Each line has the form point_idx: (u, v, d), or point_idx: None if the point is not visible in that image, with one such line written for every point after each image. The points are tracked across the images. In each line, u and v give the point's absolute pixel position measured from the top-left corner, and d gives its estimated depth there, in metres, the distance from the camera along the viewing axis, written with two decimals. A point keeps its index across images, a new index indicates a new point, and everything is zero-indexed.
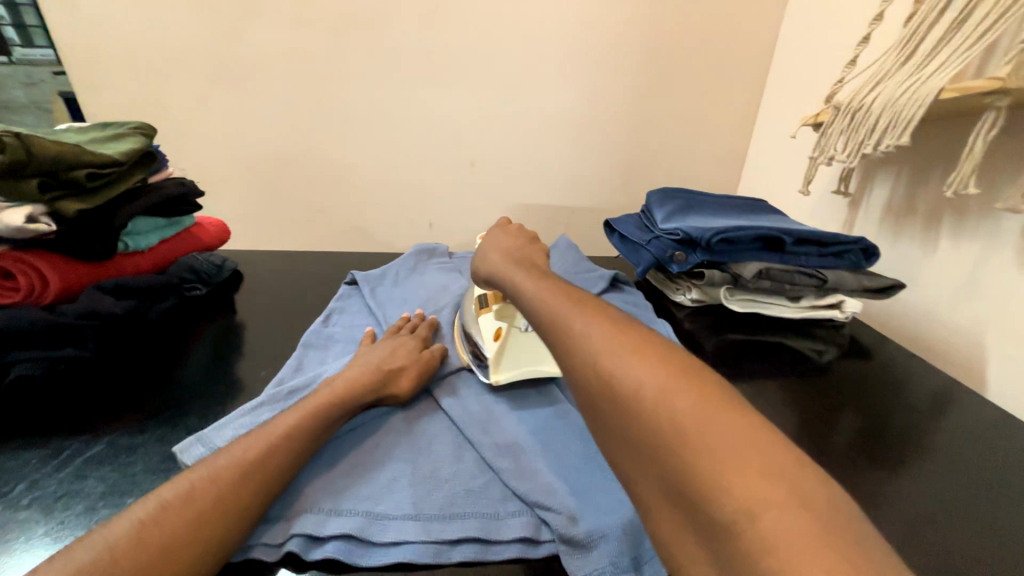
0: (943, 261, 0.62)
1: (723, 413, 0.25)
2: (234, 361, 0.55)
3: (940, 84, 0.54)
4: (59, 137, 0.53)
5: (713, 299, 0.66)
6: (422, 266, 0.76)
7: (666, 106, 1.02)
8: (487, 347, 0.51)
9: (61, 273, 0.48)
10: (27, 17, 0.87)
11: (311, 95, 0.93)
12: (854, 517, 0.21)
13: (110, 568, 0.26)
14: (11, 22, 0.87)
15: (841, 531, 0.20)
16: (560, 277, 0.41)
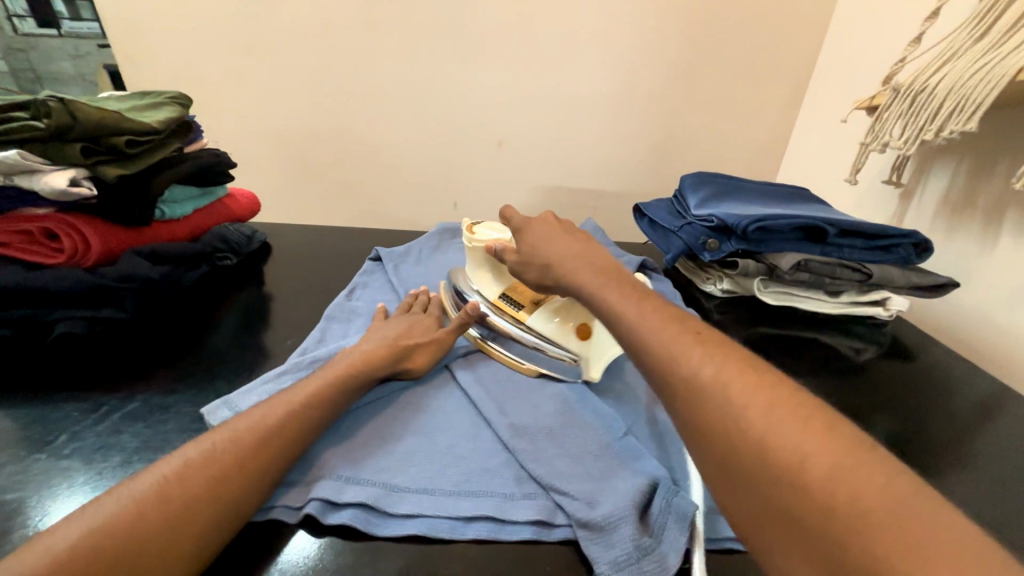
0: (1003, 259, 0.58)
1: (800, 422, 0.25)
2: (262, 330, 0.56)
3: (1020, 63, 0.48)
4: (100, 104, 0.54)
5: (745, 290, 0.63)
6: (445, 245, 0.76)
7: (705, 87, 0.97)
8: (569, 345, 0.47)
9: (102, 236, 0.49)
10: None
11: (341, 69, 0.93)
12: (948, 519, 0.21)
13: (138, 518, 0.27)
14: None
15: (943, 537, 0.20)
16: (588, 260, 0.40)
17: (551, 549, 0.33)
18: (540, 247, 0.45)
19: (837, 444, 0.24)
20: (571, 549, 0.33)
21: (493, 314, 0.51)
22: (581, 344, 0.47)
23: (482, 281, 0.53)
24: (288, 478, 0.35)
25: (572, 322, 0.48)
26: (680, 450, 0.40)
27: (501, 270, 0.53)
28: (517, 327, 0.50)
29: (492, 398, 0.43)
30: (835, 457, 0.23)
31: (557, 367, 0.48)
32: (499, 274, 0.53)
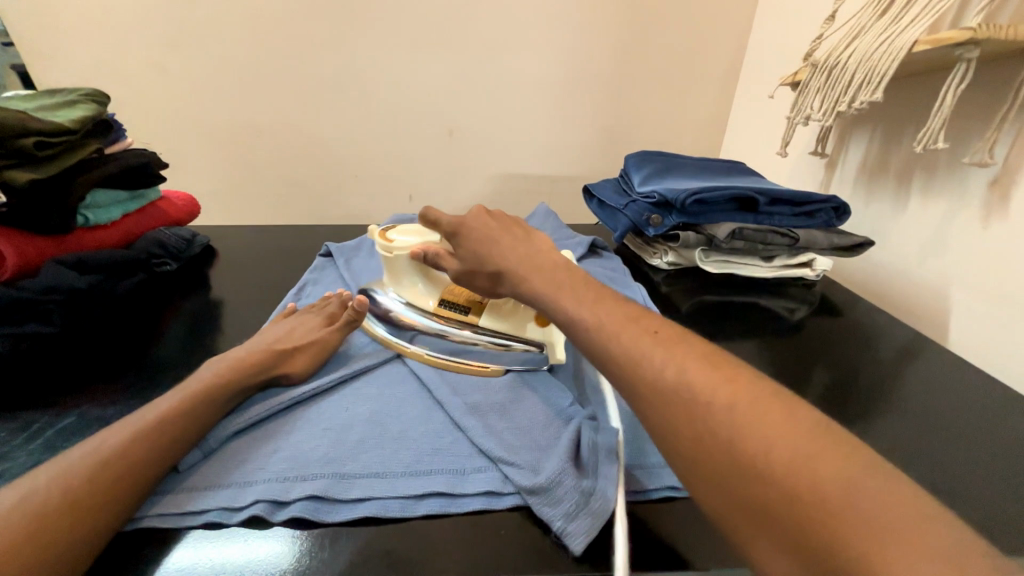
0: (912, 218, 0.64)
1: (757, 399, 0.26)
2: (210, 334, 0.54)
3: (916, 35, 0.53)
4: (3, 104, 0.50)
5: (688, 261, 0.67)
6: None
7: (647, 68, 0.99)
8: (534, 333, 0.48)
9: (18, 247, 0.46)
10: None
11: (277, 60, 0.89)
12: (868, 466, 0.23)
13: (46, 499, 0.28)
14: None
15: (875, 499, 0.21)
16: (533, 252, 0.42)
17: (503, 516, 0.34)
18: (475, 240, 0.44)
19: (783, 414, 0.25)
20: (523, 513, 0.34)
21: (436, 322, 0.50)
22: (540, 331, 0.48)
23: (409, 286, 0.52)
24: (230, 480, 0.34)
25: (520, 316, 0.49)
26: (624, 411, 0.43)
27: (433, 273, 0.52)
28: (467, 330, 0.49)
29: (442, 382, 0.45)
30: (791, 428, 0.25)
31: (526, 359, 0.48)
32: (430, 278, 0.52)
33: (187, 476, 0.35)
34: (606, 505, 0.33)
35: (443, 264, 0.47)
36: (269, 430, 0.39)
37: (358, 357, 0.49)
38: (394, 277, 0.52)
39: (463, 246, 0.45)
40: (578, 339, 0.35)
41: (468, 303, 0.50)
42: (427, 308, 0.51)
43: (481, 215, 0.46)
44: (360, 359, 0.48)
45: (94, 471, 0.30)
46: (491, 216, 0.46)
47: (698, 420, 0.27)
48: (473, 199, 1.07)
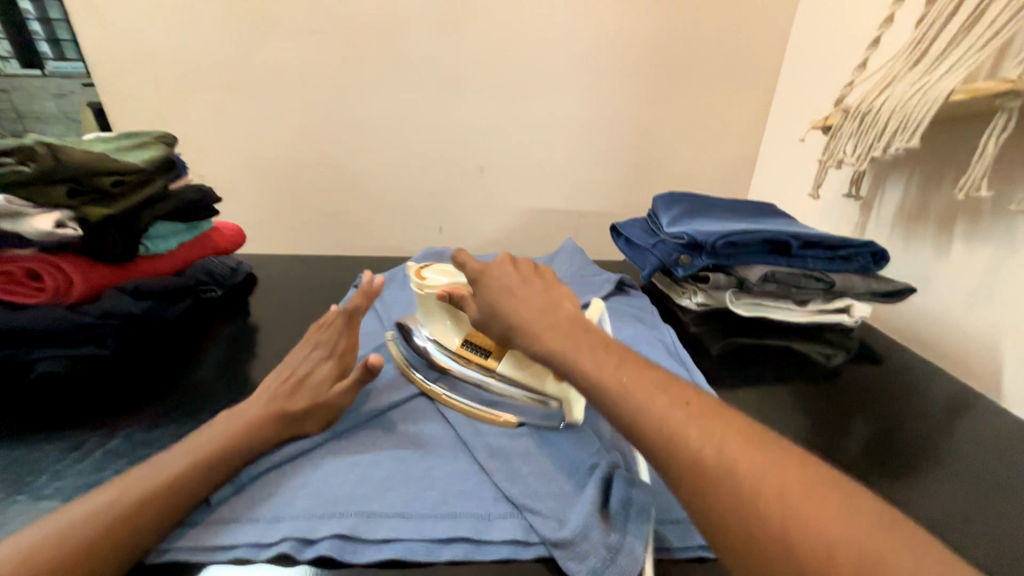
0: (956, 265, 0.61)
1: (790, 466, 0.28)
2: (249, 360, 0.57)
3: (951, 85, 0.53)
4: (87, 146, 0.56)
5: (719, 303, 0.64)
6: None
7: (674, 110, 1.02)
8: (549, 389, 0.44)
9: (85, 275, 0.50)
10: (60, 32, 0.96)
11: (325, 103, 0.96)
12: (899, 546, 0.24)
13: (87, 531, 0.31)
14: (45, 37, 0.95)
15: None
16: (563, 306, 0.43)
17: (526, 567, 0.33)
18: (502, 284, 0.45)
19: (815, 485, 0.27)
20: (547, 565, 0.33)
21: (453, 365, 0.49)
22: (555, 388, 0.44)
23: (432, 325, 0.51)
24: (259, 514, 0.35)
25: (538, 367, 0.45)
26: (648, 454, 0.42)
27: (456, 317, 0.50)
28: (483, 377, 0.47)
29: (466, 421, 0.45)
30: (824, 499, 0.26)
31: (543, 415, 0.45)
32: (453, 321, 0.50)
33: (219, 508, 0.36)
34: (634, 562, 0.32)
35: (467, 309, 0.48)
36: (296, 463, 0.40)
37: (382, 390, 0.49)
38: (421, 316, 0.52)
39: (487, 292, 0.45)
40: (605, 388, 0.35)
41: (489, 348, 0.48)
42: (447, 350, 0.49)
43: (507, 264, 0.47)
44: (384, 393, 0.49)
45: (135, 512, 0.32)
46: (516, 264, 0.48)
47: (731, 476, 0.28)
48: (501, 233, 1.09)
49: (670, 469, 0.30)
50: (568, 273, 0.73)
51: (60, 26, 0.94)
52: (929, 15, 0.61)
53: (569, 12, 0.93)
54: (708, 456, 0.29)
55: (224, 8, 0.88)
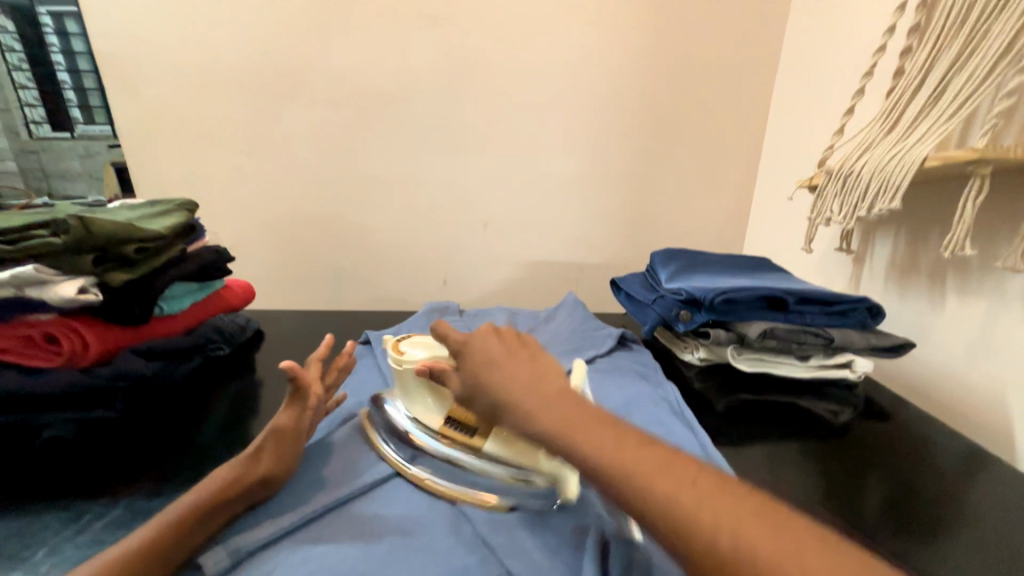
0: (952, 318, 0.62)
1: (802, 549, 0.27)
2: (254, 420, 0.57)
3: (924, 152, 0.56)
4: (114, 214, 0.59)
5: (721, 358, 0.64)
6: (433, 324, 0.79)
7: (668, 168, 1.07)
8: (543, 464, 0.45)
9: (101, 338, 0.51)
10: (91, 100, 1.03)
11: (337, 165, 1.02)
12: None
13: None
14: (78, 104, 1.03)
15: None
16: (548, 377, 0.42)
17: None
18: (486, 358, 0.45)
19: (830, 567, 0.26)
20: None
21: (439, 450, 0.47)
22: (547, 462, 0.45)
23: (413, 400, 0.51)
24: None
25: (524, 445, 0.46)
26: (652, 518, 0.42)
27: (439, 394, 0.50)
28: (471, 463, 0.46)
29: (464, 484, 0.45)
30: None
31: (534, 497, 0.44)
32: (436, 395, 0.50)
33: None
34: None
35: (450, 380, 0.48)
36: (296, 533, 0.40)
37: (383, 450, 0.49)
38: (402, 393, 0.52)
39: (471, 366, 0.45)
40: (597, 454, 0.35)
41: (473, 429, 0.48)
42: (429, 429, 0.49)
43: (490, 335, 0.47)
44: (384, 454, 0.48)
45: None
46: (499, 335, 0.47)
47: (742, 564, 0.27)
48: (504, 285, 1.12)
49: (680, 550, 0.29)
50: (571, 328, 0.74)
51: (93, 94, 1.02)
52: (897, 88, 0.66)
53: (565, 83, 1.01)
54: (720, 540, 0.28)
55: (249, 84, 0.96)
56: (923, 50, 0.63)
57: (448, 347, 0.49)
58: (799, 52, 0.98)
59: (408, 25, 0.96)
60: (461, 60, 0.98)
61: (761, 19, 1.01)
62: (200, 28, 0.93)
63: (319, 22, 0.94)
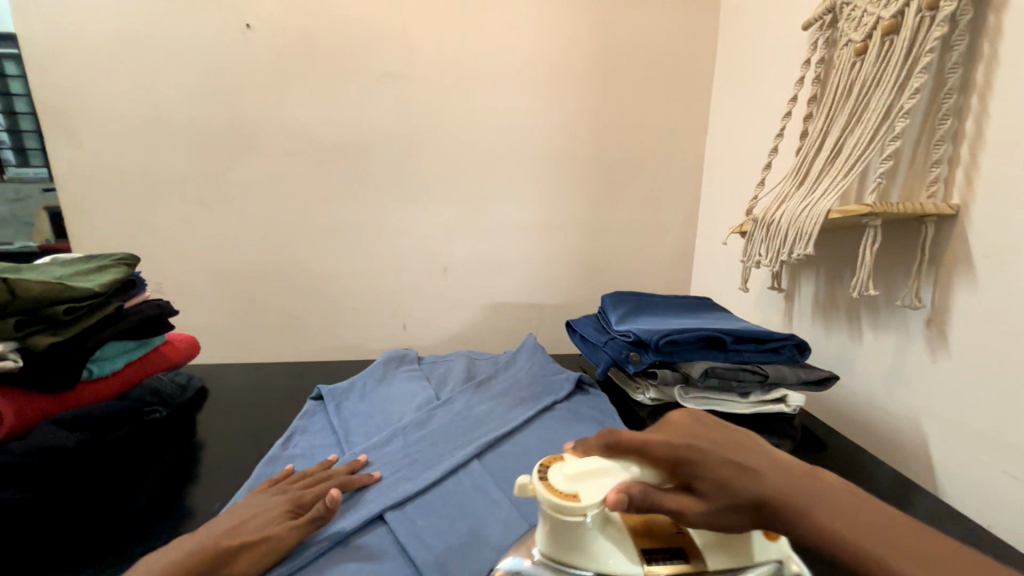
0: (870, 350, 0.69)
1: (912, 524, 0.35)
2: (193, 489, 0.53)
3: (827, 206, 0.64)
4: (44, 273, 0.57)
5: (670, 398, 0.67)
6: (390, 375, 0.77)
7: (618, 213, 1.14)
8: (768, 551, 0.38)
9: (18, 409, 0.47)
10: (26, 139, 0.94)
11: (293, 213, 1.01)
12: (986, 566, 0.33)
13: None
14: (11, 146, 0.93)
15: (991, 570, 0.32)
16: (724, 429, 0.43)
17: None
18: (715, 450, 0.39)
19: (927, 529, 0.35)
20: None
21: None
22: (772, 546, 0.38)
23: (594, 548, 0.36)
24: None
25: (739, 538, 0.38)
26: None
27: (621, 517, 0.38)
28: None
29: (447, 554, 0.41)
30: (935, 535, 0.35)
31: None
32: (614, 531, 0.37)
33: None
34: None
35: (670, 503, 0.36)
36: None
37: (341, 514, 0.46)
38: (569, 547, 0.36)
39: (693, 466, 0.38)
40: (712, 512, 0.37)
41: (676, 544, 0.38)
42: (636, 575, 0.36)
43: (701, 428, 0.42)
44: (344, 516, 0.45)
45: None
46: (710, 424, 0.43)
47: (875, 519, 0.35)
48: (464, 327, 1.12)
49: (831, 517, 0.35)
50: (530, 372, 0.75)
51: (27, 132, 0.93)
52: (803, 148, 0.75)
53: (518, 136, 1.08)
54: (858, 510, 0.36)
55: (201, 136, 0.96)
56: (820, 117, 0.73)
57: (648, 457, 0.39)
58: (723, 112, 1.10)
59: (366, 83, 1.00)
60: (417, 116, 1.03)
61: (689, 84, 1.13)
62: (154, 83, 0.93)
63: (276, 79, 0.97)
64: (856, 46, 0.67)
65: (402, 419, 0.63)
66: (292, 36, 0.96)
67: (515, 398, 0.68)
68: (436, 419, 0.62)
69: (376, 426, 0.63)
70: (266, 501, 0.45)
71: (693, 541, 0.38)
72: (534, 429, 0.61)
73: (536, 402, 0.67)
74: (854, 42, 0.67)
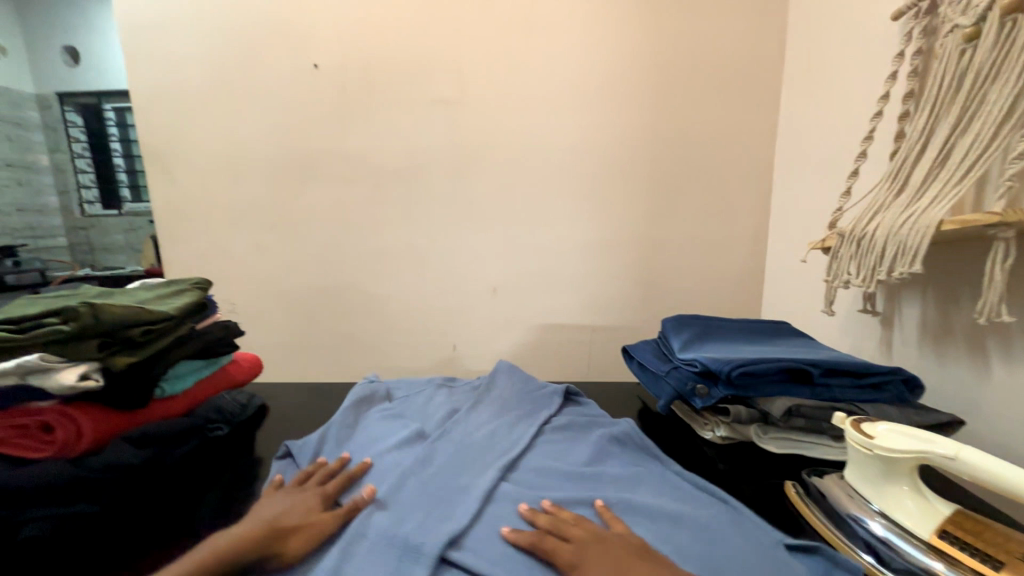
0: (1001, 387, 0.57)
1: None
2: (246, 506, 0.54)
3: (939, 215, 0.54)
4: (129, 297, 0.62)
5: (744, 437, 0.60)
6: (361, 417, 0.68)
7: (676, 229, 1.07)
8: None
9: (96, 425, 0.50)
10: None
11: (350, 237, 1.06)
12: None
13: None
14: None
15: None
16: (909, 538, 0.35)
17: None
18: None
19: None
20: None
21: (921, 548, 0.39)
22: None
23: (883, 491, 0.44)
24: None
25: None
26: (699, 548, 0.42)
27: (986, 527, 0.40)
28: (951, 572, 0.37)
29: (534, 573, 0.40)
30: None
31: None
32: (922, 504, 0.42)
33: None
34: None
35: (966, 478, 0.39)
36: None
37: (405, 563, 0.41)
38: (864, 481, 0.46)
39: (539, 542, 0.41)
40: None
41: (999, 551, 0.37)
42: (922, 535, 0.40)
43: None
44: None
45: None
46: None
47: None
48: (513, 349, 1.09)
49: None
50: (517, 392, 0.72)
51: None
52: (900, 151, 0.66)
53: (570, 154, 1.05)
54: None
55: (272, 168, 1.04)
56: (920, 116, 0.63)
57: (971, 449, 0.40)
58: (795, 119, 1.01)
59: (420, 109, 1.03)
60: (468, 140, 1.04)
61: (754, 91, 1.05)
62: (234, 122, 1.02)
63: (338, 112, 1.03)
64: (964, 31, 0.57)
65: (393, 462, 0.55)
66: (353, 72, 1.02)
67: (511, 415, 0.67)
68: (440, 453, 0.57)
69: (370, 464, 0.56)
70: (281, 500, 0.48)
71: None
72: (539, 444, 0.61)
73: (533, 424, 0.64)
74: (962, 26, 0.58)
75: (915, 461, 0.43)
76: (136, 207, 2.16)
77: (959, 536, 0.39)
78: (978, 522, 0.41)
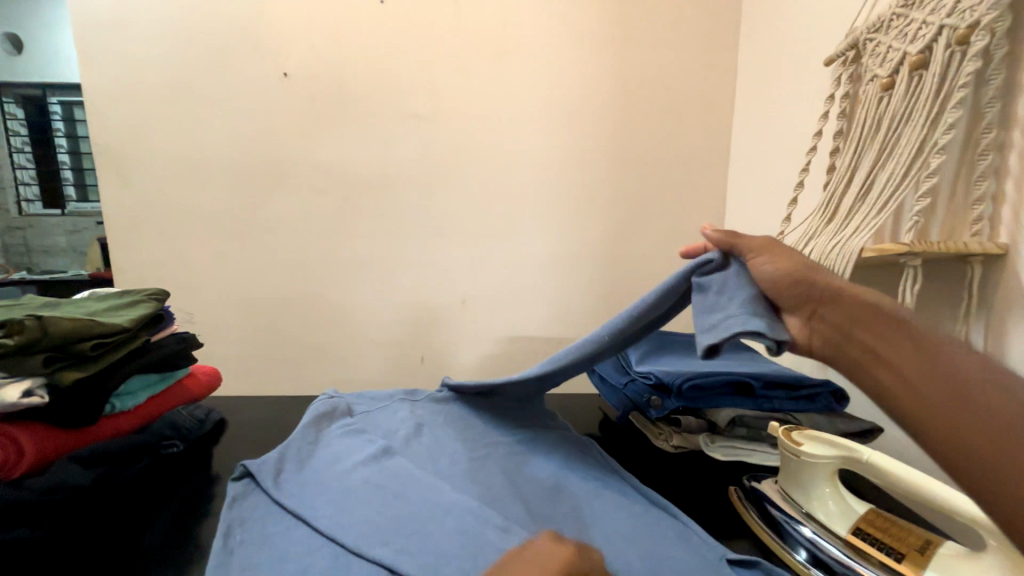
0: None
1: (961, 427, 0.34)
2: (203, 526, 0.52)
3: (860, 244, 0.61)
4: (79, 307, 0.59)
5: (694, 446, 0.63)
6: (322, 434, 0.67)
7: (638, 246, 1.13)
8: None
9: (38, 444, 0.48)
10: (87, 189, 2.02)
11: (318, 246, 1.05)
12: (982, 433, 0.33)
13: None
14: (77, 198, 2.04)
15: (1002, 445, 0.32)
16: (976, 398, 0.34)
17: None
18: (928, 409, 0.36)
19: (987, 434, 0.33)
20: None
21: (837, 541, 0.45)
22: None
23: (810, 494, 0.49)
24: None
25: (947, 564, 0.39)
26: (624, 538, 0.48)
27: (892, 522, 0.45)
28: (866, 567, 0.42)
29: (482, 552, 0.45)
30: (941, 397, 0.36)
31: None
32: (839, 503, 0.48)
33: None
34: None
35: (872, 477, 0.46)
36: None
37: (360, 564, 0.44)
38: (793, 484, 0.50)
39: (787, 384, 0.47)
40: (1001, 403, 0.33)
41: (901, 544, 0.42)
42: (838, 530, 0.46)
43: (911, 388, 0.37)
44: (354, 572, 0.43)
45: None
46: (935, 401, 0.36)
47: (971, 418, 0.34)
48: (482, 360, 1.11)
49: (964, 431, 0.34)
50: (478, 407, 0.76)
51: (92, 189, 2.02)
52: (831, 183, 0.73)
53: (537, 171, 1.09)
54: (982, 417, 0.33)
55: (236, 174, 1.02)
56: (847, 153, 0.71)
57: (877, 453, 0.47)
58: (745, 147, 1.09)
59: (392, 124, 1.05)
60: (441, 154, 1.06)
61: (709, 120, 1.13)
62: (197, 127, 1.00)
63: (309, 122, 1.03)
64: (882, 80, 0.65)
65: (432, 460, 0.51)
66: (324, 83, 1.02)
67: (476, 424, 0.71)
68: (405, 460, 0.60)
69: (342, 468, 0.58)
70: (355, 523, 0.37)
71: (926, 559, 0.40)
72: (751, 234, 0.51)
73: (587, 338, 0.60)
74: (880, 77, 0.65)
75: (835, 465, 0.48)
76: (81, 207, 2.05)
77: (870, 531, 0.44)
78: (887, 518, 0.45)
